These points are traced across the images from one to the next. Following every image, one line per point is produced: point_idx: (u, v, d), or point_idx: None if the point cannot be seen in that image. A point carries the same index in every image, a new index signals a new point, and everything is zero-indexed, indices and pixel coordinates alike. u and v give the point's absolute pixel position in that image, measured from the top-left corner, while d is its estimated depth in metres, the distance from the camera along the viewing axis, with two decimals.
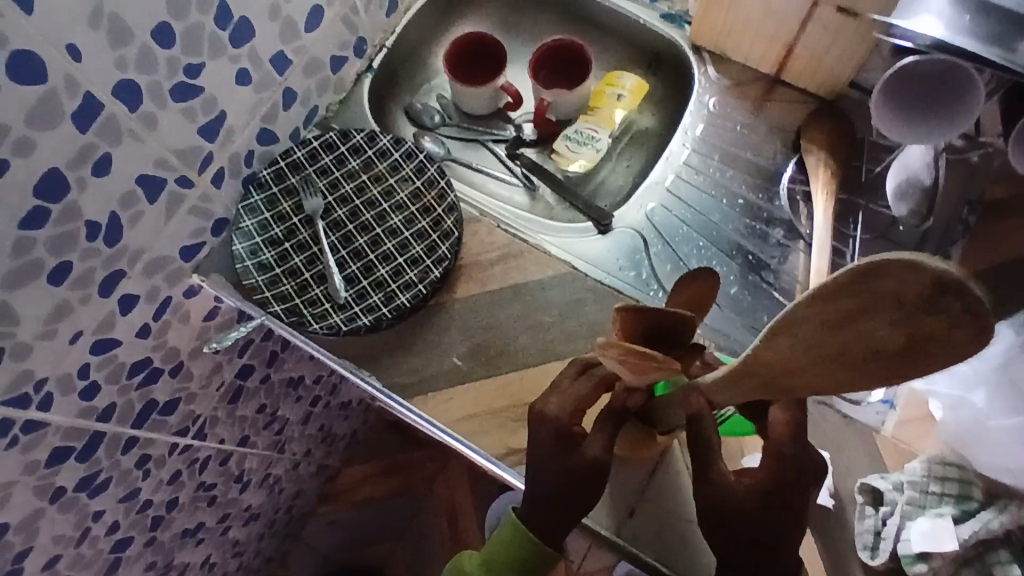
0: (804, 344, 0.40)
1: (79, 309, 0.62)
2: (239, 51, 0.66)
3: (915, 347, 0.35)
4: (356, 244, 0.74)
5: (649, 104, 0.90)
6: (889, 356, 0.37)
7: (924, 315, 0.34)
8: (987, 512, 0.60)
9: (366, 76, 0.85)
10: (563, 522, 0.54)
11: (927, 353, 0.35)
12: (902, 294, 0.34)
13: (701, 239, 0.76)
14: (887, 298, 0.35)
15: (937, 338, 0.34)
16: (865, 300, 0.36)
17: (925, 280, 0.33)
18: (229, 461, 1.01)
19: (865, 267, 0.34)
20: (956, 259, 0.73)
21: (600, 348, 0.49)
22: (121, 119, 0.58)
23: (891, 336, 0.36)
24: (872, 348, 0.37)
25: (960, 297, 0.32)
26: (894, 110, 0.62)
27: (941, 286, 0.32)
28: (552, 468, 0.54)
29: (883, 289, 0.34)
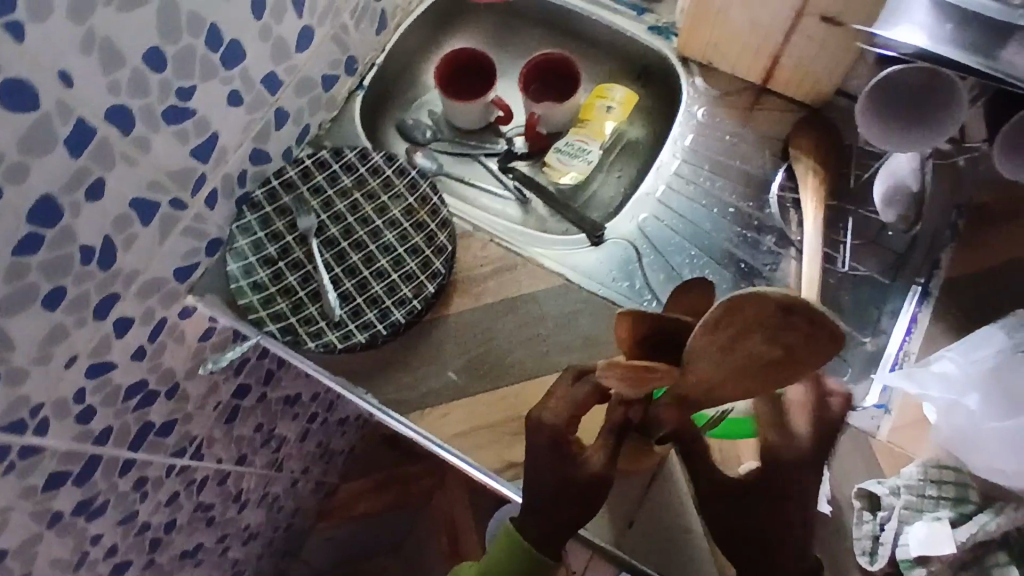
0: (713, 365, 0.49)
1: (75, 332, 0.63)
2: (231, 73, 0.66)
3: (790, 353, 0.46)
4: (350, 261, 0.74)
5: (639, 116, 0.91)
6: (784, 360, 0.46)
7: (767, 329, 0.45)
8: (984, 514, 0.61)
9: (357, 94, 0.85)
10: (562, 528, 0.54)
11: (798, 360, 0.46)
12: (768, 317, 0.44)
13: (694, 249, 0.76)
14: (760, 320, 0.45)
15: (806, 342, 0.45)
16: (744, 322, 0.46)
17: (774, 304, 0.44)
18: (227, 481, 1.01)
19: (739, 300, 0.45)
20: (946, 263, 0.73)
21: (601, 370, 0.49)
22: (114, 142, 0.58)
23: (769, 348, 0.46)
24: (765, 358, 0.47)
25: (805, 312, 0.43)
26: (889, 124, 0.62)
27: (794, 308, 0.43)
28: (550, 474, 0.55)
29: (751, 313, 0.45)
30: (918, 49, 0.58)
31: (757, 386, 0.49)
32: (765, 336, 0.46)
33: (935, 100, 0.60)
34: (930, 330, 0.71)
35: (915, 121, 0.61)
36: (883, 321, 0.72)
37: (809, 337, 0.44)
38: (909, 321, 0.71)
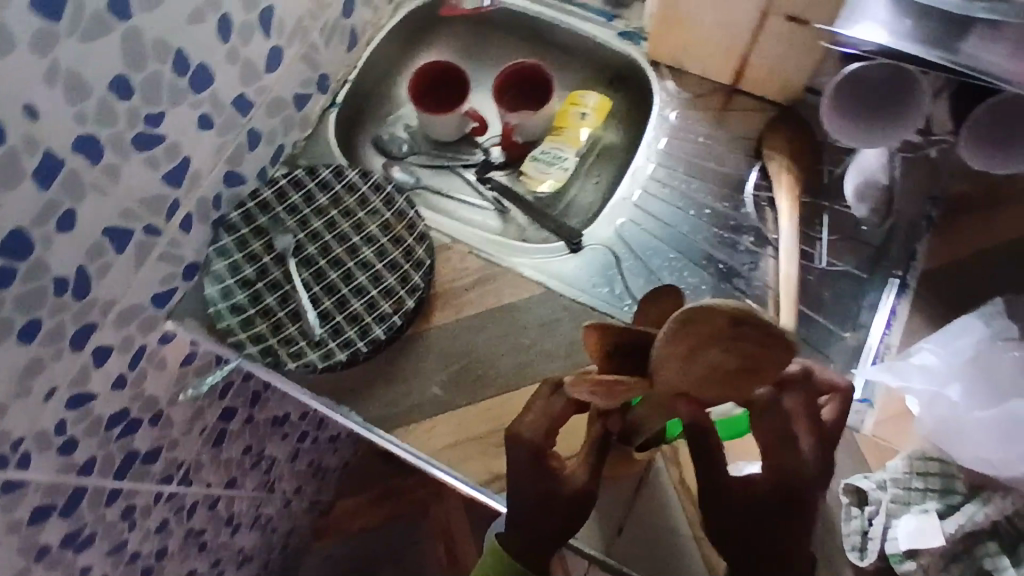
0: (674, 381, 0.46)
1: (53, 364, 0.62)
2: (200, 97, 0.66)
3: (748, 364, 0.44)
4: (328, 279, 0.74)
5: (613, 121, 0.92)
6: (741, 371, 0.45)
7: (721, 343, 0.43)
8: (971, 504, 0.61)
9: (331, 111, 0.85)
10: (545, 540, 0.55)
11: (754, 369, 0.45)
12: (722, 330, 0.42)
13: (673, 252, 0.76)
14: (712, 335, 0.43)
15: (763, 351, 0.43)
16: (699, 337, 0.43)
17: (725, 316, 0.42)
18: (217, 505, 1.00)
19: (689, 314, 0.43)
20: (922, 254, 0.74)
21: (571, 386, 0.47)
22: (84, 172, 0.58)
23: (725, 360, 0.44)
24: (722, 369, 0.45)
25: (755, 324, 0.42)
26: (865, 122, 0.61)
27: (744, 320, 0.42)
28: (531, 487, 0.55)
29: (705, 327, 0.43)
30: (879, 47, 0.58)
31: (717, 395, 0.47)
32: (723, 348, 0.43)
33: (901, 96, 0.60)
34: (910, 322, 0.71)
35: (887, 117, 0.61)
36: (862, 315, 0.72)
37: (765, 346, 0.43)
38: (888, 316, 0.71)
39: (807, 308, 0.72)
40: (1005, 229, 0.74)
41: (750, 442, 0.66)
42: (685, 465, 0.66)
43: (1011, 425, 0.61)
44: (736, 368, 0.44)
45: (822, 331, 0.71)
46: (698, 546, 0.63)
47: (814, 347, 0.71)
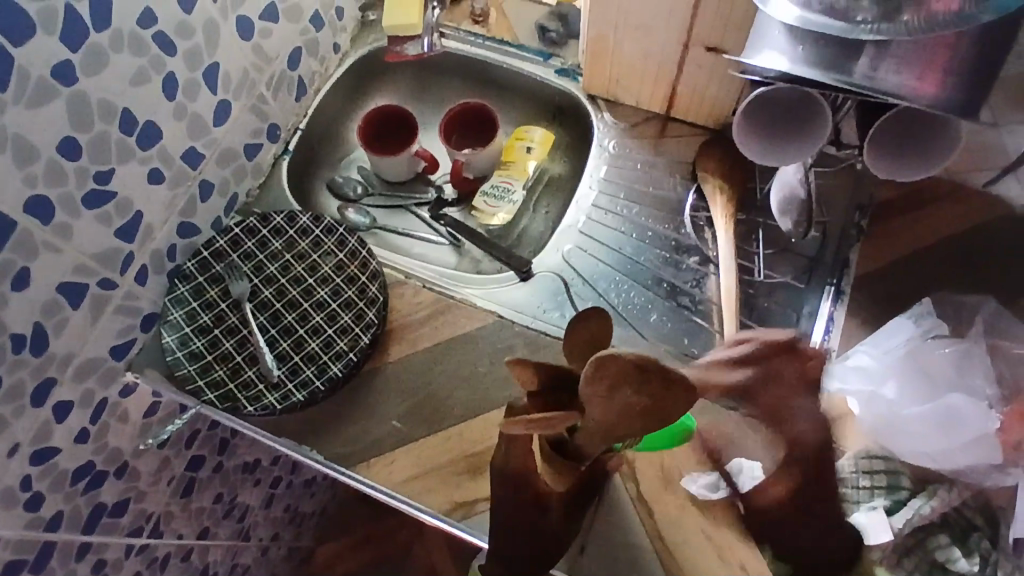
0: (602, 415, 0.50)
1: (13, 422, 0.63)
2: (148, 153, 0.68)
3: (658, 402, 0.48)
4: (284, 321, 0.76)
5: (559, 153, 0.95)
6: (655, 409, 0.48)
7: (631, 385, 0.47)
8: (918, 499, 0.63)
9: (283, 159, 0.88)
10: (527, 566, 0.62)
11: (664, 408, 0.48)
12: (627, 373, 0.46)
13: (618, 274, 0.79)
14: (620, 376, 0.47)
15: (671, 393, 0.47)
16: (612, 379, 0.47)
17: (630, 363, 0.46)
18: (191, 556, 0.99)
19: (599, 360, 0.46)
20: (854, 262, 0.77)
21: (505, 425, 0.50)
22: (36, 232, 0.60)
23: (638, 398, 0.48)
24: (636, 406, 0.48)
25: (657, 367, 0.46)
26: (793, 137, 0.65)
27: (648, 365, 0.46)
28: (509, 508, 0.61)
29: (614, 371, 0.46)
30: (781, 73, 0.61)
31: (642, 427, 0.50)
32: (633, 390, 0.47)
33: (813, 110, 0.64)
34: (848, 326, 0.74)
35: (811, 125, 0.65)
36: (801, 323, 0.75)
37: (671, 387, 0.46)
38: (826, 321, 0.74)
39: (750, 320, 0.75)
40: (928, 232, 0.79)
41: (699, 448, 0.69)
42: (642, 480, 0.68)
43: (943, 416, 0.64)
44: (648, 407, 0.48)
45: None
46: (659, 560, 0.65)
47: None
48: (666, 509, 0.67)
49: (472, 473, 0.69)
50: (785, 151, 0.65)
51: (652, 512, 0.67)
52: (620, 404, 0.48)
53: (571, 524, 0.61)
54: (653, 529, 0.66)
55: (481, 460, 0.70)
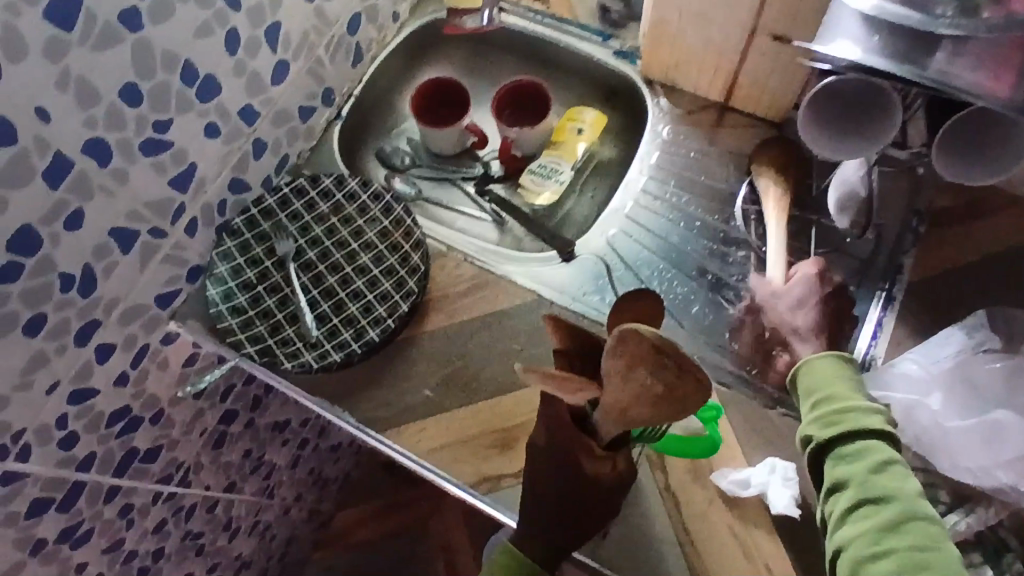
0: (620, 393, 0.51)
1: (56, 358, 0.64)
2: (206, 106, 0.69)
3: (672, 392, 0.48)
4: (326, 283, 0.76)
5: (609, 136, 0.94)
6: (667, 398, 0.49)
7: (647, 364, 0.48)
8: (954, 514, 0.62)
9: (335, 123, 0.88)
10: (562, 547, 0.61)
11: (679, 399, 0.48)
12: (644, 354, 0.47)
13: (662, 262, 0.78)
14: (639, 356, 0.48)
15: (686, 383, 0.47)
16: (631, 356, 0.48)
17: (650, 345, 0.47)
18: (216, 508, 1.01)
19: (620, 333, 0.48)
20: (908, 267, 0.75)
21: (522, 374, 0.52)
22: (93, 174, 0.61)
23: (654, 383, 0.49)
24: (652, 391, 0.49)
25: (675, 356, 0.47)
26: (839, 134, 0.64)
27: (664, 351, 0.46)
28: (548, 479, 0.60)
29: (633, 348, 0.48)
30: (852, 63, 0.61)
31: (653, 417, 0.51)
32: (650, 372, 0.48)
33: (869, 109, 0.63)
34: (896, 333, 0.72)
35: (857, 125, 0.64)
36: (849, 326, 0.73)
37: (685, 378, 0.47)
38: (874, 326, 0.72)
39: None
40: (986, 242, 0.76)
41: (730, 443, 0.68)
42: (670, 470, 0.67)
43: (994, 429, 0.62)
44: (663, 394, 0.48)
45: None
46: (683, 551, 0.65)
47: None
48: (692, 501, 0.66)
49: (501, 448, 0.69)
50: (828, 147, 0.64)
51: (678, 504, 0.66)
52: (636, 385, 0.49)
53: (599, 500, 0.60)
54: (679, 521, 0.65)
55: (511, 436, 0.70)
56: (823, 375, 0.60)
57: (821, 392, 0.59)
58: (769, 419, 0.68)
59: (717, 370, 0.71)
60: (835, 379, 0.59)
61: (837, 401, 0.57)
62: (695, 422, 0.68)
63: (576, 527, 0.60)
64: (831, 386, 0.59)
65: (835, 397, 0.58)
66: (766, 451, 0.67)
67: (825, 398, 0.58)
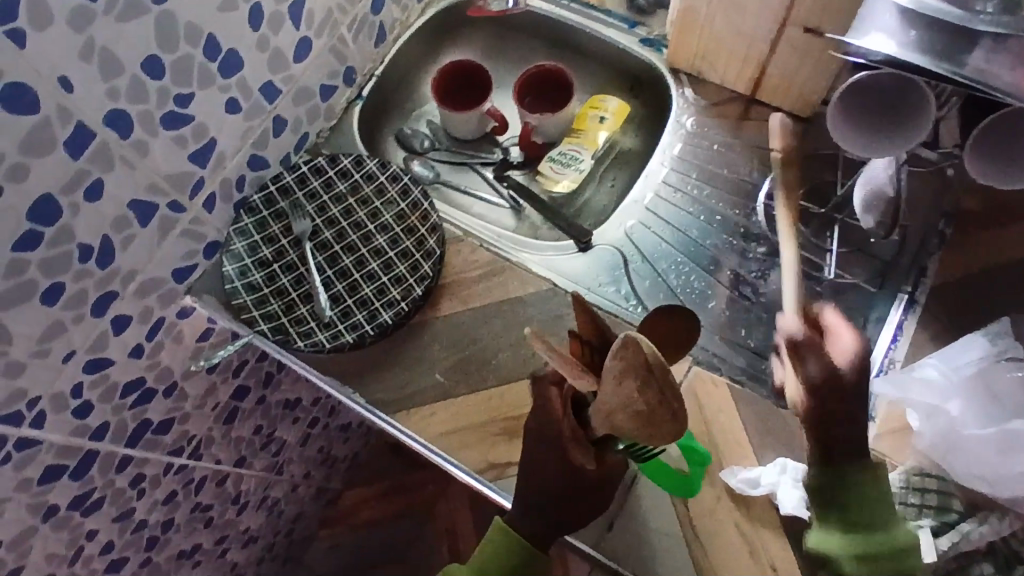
0: (607, 397, 0.46)
1: (72, 328, 0.65)
2: (228, 82, 0.69)
3: (653, 413, 0.43)
4: (341, 264, 0.76)
5: (631, 126, 0.93)
6: (645, 419, 0.44)
7: (636, 380, 0.43)
8: (967, 523, 0.61)
9: (356, 103, 0.88)
10: (557, 531, 0.60)
11: (658, 423, 0.44)
12: (636, 366, 0.43)
13: (680, 255, 0.77)
14: (633, 367, 0.43)
15: (665, 408, 0.43)
16: (625, 364, 0.44)
17: (644, 358, 0.42)
18: (225, 482, 1.02)
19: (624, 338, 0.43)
20: (932, 270, 0.74)
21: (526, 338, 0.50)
22: (113, 146, 0.61)
23: (637, 400, 0.44)
24: (634, 408, 0.44)
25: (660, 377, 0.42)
26: (876, 130, 0.63)
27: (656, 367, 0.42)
28: (550, 469, 0.58)
29: (629, 356, 0.43)
30: (889, 57, 0.59)
31: (631, 433, 0.46)
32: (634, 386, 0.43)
33: (905, 112, 0.63)
34: (916, 337, 0.71)
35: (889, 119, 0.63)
36: (868, 328, 0.72)
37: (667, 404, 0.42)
38: (893, 329, 0.71)
39: None
40: (1012, 247, 0.74)
41: (742, 441, 0.66)
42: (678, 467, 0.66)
43: (1006, 442, 0.59)
44: (643, 412, 0.44)
45: None
46: (688, 546, 0.64)
47: None
48: (700, 498, 0.65)
49: (510, 436, 0.69)
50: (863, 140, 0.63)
51: (687, 501, 0.65)
52: (623, 397, 0.45)
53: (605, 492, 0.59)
54: (686, 516, 0.65)
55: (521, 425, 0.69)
56: (863, 498, 0.52)
57: (858, 526, 0.52)
58: (782, 419, 0.67)
59: (731, 367, 0.70)
60: (863, 505, 0.52)
61: (866, 536, 0.52)
62: (682, 459, 0.64)
63: (573, 514, 0.59)
64: (871, 514, 0.52)
65: (863, 529, 0.52)
66: (778, 451, 0.66)
67: (852, 530, 0.53)
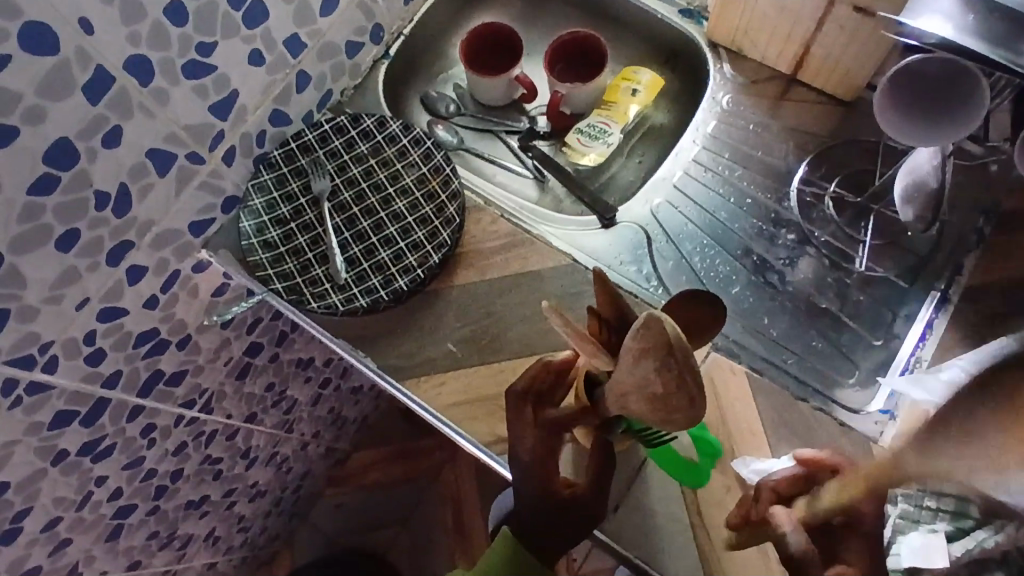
0: (623, 375, 0.44)
1: (86, 276, 0.64)
2: (253, 33, 0.67)
3: (669, 397, 0.41)
4: (359, 226, 0.75)
5: (664, 101, 0.90)
6: (660, 400, 0.42)
7: (654, 361, 0.40)
8: (983, 531, 0.57)
9: (382, 62, 0.86)
10: (559, 533, 0.57)
11: (672, 407, 0.41)
12: (657, 347, 0.40)
13: (706, 238, 0.75)
14: (653, 348, 0.40)
15: (681, 392, 0.40)
16: (645, 344, 0.41)
17: (665, 339, 0.39)
18: (236, 437, 1.03)
19: (647, 317, 0.40)
20: (968, 269, 0.71)
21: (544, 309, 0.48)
22: (133, 93, 0.60)
23: (654, 382, 0.41)
24: (650, 389, 0.42)
25: (681, 361, 0.39)
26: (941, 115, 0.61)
27: (678, 350, 0.39)
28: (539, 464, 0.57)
29: (650, 334, 0.40)
30: (941, 40, 0.59)
31: (645, 413, 0.44)
32: (653, 367, 0.41)
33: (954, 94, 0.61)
34: (945, 338, 0.68)
35: (945, 103, 0.61)
36: (896, 325, 0.69)
37: (685, 388, 0.39)
38: (923, 327, 0.68)
39: (840, 312, 0.71)
40: None
41: (755, 431, 0.64)
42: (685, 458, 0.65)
43: None
44: (660, 394, 0.41)
45: (852, 336, 0.69)
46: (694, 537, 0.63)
47: (841, 352, 0.69)
48: (712, 488, 0.63)
49: None
50: (941, 128, 0.61)
51: (696, 491, 0.64)
52: (640, 379, 0.42)
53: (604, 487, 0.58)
54: (693, 503, 0.64)
55: None
56: None
57: None
58: (799, 413, 0.65)
59: (750, 355, 0.68)
60: None
61: None
62: (692, 449, 0.62)
63: (574, 511, 0.57)
64: None
65: None
66: (793, 443, 0.64)
67: None
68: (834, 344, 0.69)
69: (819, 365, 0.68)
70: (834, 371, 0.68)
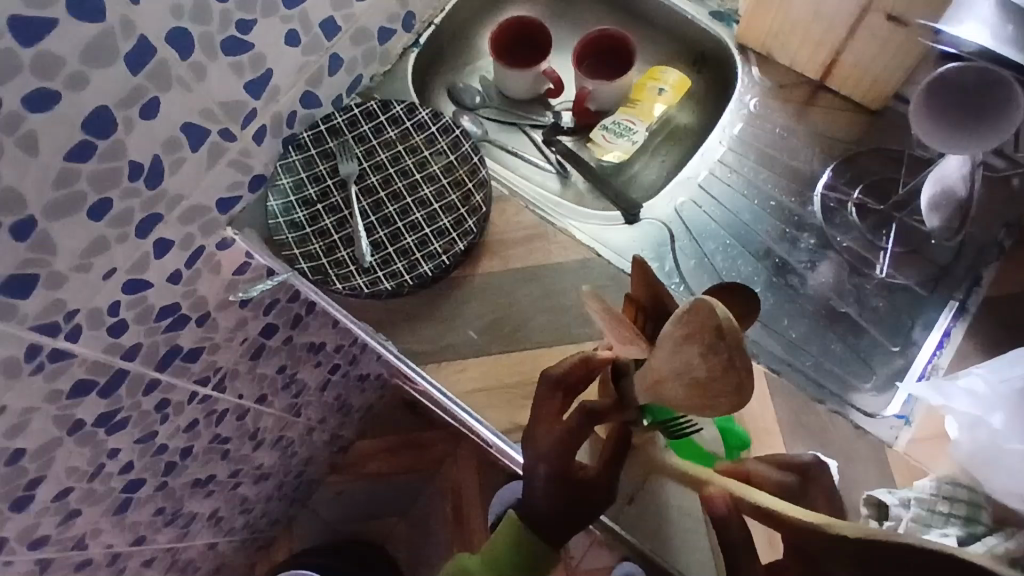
0: (662, 362, 0.44)
1: (115, 246, 0.64)
2: (291, 13, 0.67)
3: (713, 383, 0.41)
4: (385, 211, 0.76)
5: (689, 102, 0.90)
6: (703, 386, 0.42)
7: (699, 345, 0.41)
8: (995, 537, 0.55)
9: (412, 51, 0.86)
10: (570, 524, 0.57)
11: (715, 393, 0.42)
12: (704, 331, 0.40)
13: (728, 237, 0.76)
14: (700, 332, 0.40)
15: (728, 378, 0.40)
16: (691, 329, 0.41)
17: (714, 322, 0.40)
18: (245, 417, 1.03)
19: (697, 302, 0.41)
20: (987, 280, 0.71)
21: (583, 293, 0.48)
22: (173, 65, 0.60)
23: (698, 367, 0.42)
24: (693, 373, 0.42)
25: (730, 344, 0.39)
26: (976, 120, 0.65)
27: (727, 334, 0.39)
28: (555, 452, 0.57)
29: (698, 319, 0.40)
30: (980, 48, 0.70)
31: (684, 400, 0.44)
32: (698, 351, 0.41)
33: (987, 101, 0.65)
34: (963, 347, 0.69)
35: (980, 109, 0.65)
36: (915, 332, 0.70)
37: (731, 373, 0.40)
38: (942, 335, 0.69)
39: (860, 317, 0.71)
40: None
41: (771, 430, 0.65)
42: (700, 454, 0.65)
43: None
44: (703, 379, 0.41)
45: (871, 342, 0.70)
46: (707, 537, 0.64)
47: (860, 356, 0.69)
48: None
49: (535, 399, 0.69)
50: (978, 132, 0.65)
51: None
52: (682, 363, 0.43)
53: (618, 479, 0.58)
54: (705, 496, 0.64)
55: None
56: None
57: None
58: (817, 414, 0.66)
59: (769, 355, 0.69)
60: None
61: None
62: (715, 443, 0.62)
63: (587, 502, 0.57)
64: None
65: None
66: (808, 443, 0.64)
67: None
68: (853, 349, 0.70)
69: (836, 368, 0.69)
70: (850, 374, 0.68)
